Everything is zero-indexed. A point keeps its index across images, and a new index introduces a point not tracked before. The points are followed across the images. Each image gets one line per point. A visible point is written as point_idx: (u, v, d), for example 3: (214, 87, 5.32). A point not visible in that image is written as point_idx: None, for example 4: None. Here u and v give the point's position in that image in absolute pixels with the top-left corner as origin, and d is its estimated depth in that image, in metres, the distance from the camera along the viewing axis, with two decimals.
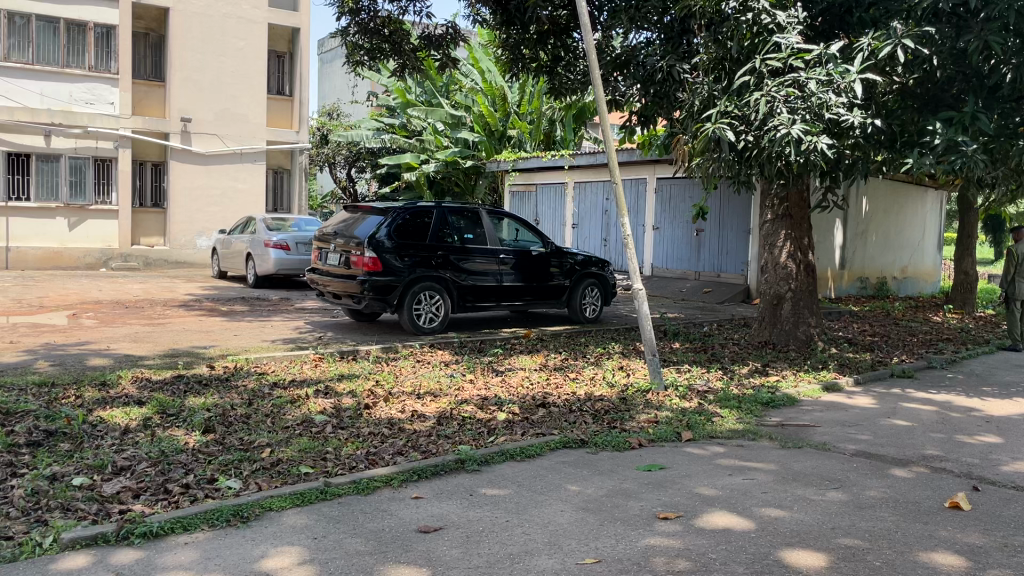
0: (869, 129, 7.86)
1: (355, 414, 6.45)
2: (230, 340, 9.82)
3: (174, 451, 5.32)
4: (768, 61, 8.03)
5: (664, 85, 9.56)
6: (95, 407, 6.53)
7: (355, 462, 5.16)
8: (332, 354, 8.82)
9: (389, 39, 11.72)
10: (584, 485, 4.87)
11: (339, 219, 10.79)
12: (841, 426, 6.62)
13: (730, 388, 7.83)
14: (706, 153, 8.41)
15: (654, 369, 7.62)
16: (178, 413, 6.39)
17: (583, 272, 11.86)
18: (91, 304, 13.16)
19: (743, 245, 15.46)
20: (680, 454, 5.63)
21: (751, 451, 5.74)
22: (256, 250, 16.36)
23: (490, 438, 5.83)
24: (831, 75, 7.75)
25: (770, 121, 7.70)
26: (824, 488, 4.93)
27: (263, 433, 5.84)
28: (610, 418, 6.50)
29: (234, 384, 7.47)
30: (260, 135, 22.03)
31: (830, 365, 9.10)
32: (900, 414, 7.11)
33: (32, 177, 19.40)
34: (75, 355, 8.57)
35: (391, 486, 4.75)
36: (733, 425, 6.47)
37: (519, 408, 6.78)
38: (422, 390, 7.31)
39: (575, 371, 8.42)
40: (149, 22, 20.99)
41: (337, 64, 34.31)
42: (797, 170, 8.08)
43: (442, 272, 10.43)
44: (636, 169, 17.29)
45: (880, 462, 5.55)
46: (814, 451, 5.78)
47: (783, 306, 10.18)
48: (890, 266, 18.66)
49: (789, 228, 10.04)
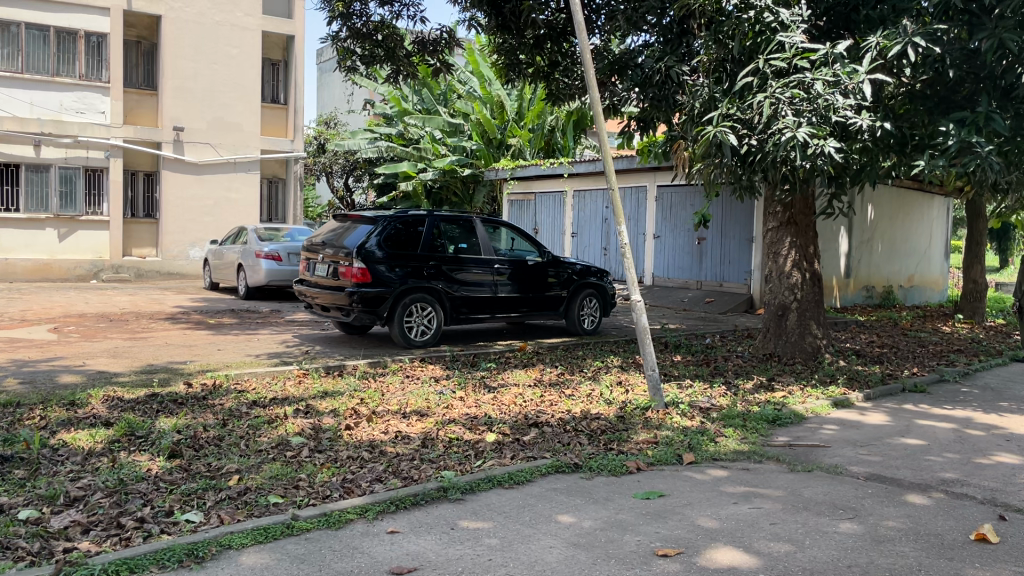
0: (878, 132, 7.47)
1: (335, 435, 6.07)
2: (212, 355, 9.44)
3: (133, 479, 4.91)
4: (772, 61, 7.63)
5: (664, 88, 9.18)
6: (59, 429, 6.14)
7: (329, 491, 4.76)
8: (317, 370, 8.43)
9: (383, 45, 11.30)
10: (578, 515, 4.47)
11: (328, 228, 10.42)
12: (852, 446, 6.23)
13: (734, 404, 7.43)
14: (707, 159, 8.00)
15: (653, 385, 7.18)
16: (147, 435, 6.01)
17: (581, 282, 11.47)
18: (74, 317, 12.76)
19: (745, 254, 15.10)
20: (681, 479, 5.22)
21: (757, 475, 5.34)
22: (246, 261, 16.02)
23: (478, 462, 5.43)
24: (837, 75, 7.37)
25: (775, 124, 7.32)
26: (837, 517, 4.53)
27: (234, 458, 5.45)
28: (606, 439, 6.10)
29: (211, 402, 7.10)
30: (254, 144, 21.70)
31: (838, 379, 8.69)
32: (914, 432, 6.71)
33: (21, 187, 19.05)
34: (47, 373, 8.19)
35: (365, 519, 4.35)
36: (737, 445, 6.06)
37: (510, 428, 6.38)
38: (408, 409, 6.90)
39: (571, 387, 8.02)
40: (141, 30, 20.73)
41: (335, 75, 34.11)
42: (803, 176, 7.69)
43: (435, 282, 10.04)
44: (635, 176, 16.93)
45: (895, 487, 5.15)
46: (825, 475, 5.38)
47: (788, 316, 9.78)
48: (896, 275, 18.27)
49: (793, 235, 9.65)
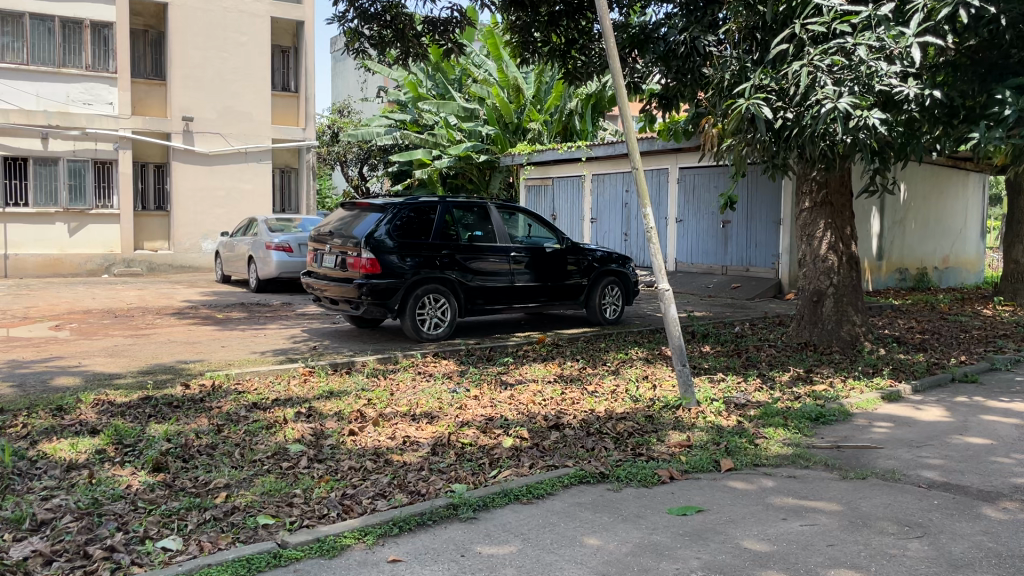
0: (927, 102, 6.83)
1: (337, 442, 5.56)
2: (215, 352, 8.96)
3: (110, 499, 4.42)
4: (810, 26, 7.07)
5: (689, 61, 8.53)
6: (41, 439, 5.67)
7: (326, 510, 4.26)
8: (324, 367, 7.93)
9: (392, 25, 10.73)
10: (606, 537, 3.93)
11: (336, 217, 9.87)
12: (906, 447, 5.64)
13: (772, 399, 6.83)
14: (738, 134, 7.35)
15: (684, 381, 6.61)
16: (135, 444, 5.54)
17: (602, 270, 10.89)
18: (78, 314, 12.32)
19: (773, 237, 14.44)
20: (720, 491, 4.65)
21: (806, 485, 4.77)
22: (257, 253, 15.57)
23: (492, 473, 4.90)
24: (882, 40, 6.75)
25: (813, 96, 6.71)
26: (903, 537, 3.96)
27: (224, 471, 4.94)
28: (634, 443, 5.55)
29: (209, 406, 6.62)
30: (264, 133, 21.24)
31: (882, 370, 8.07)
32: (974, 430, 6.09)
33: (29, 181, 18.69)
34: (40, 375, 7.76)
35: (364, 544, 3.83)
36: (779, 449, 5.48)
37: (529, 431, 5.84)
38: (419, 411, 6.39)
39: (594, 383, 7.47)
40: (148, 19, 20.31)
41: (348, 63, 33.61)
42: (843, 151, 7.05)
43: (448, 273, 9.50)
44: (657, 158, 16.28)
45: (964, 498, 4.56)
46: (881, 483, 4.80)
47: (824, 303, 9.15)
48: (930, 256, 17.54)
49: (829, 217, 9.03)
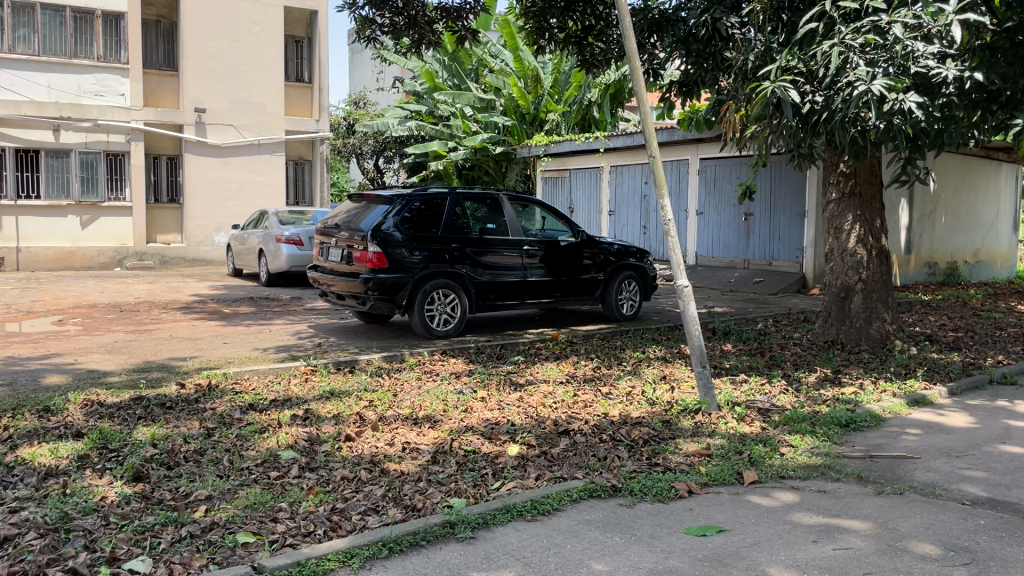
0: (967, 84, 6.35)
1: (332, 449, 5.22)
2: (216, 349, 8.66)
3: (81, 513, 4.09)
4: (841, 3, 6.63)
5: (709, 45, 8.11)
6: (22, 443, 5.36)
7: (311, 527, 3.92)
8: (326, 366, 7.58)
9: (403, 12, 10.34)
10: (616, 562, 3.55)
11: (343, 210, 9.53)
12: (945, 457, 5.21)
13: (798, 404, 6.40)
14: (763, 120, 6.89)
15: (703, 384, 6.17)
16: (119, 450, 5.22)
17: (618, 264, 10.47)
18: (83, 309, 12.05)
19: (796, 229, 13.95)
20: (743, 507, 4.26)
21: (838, 501, 4.36)
22: (267, 246, 15.29)
23: (495, 485, 4.53)
24: (920, 17, 6.28)
25: (844, 77, 6.25)
26: (949, 564, 3.55)
27: (207, 480, 4.61)
28: (649, 451, 5.17)
29: (201, 407, 6.29)
30: (278, 125, 20.95)
31: (915, 371, 7.61)
32: (1017, 438, 5.63)
33: (41, 174, 18.53)
34: (33, 373, 7.48)
35: (349, 569, 3.49)
36: (807, 459, 5.07)
37: (536, 437, 5.47)
38: (421, 414, 6.03)
39: (609, 384, 7.07)
40: (160, 8, 20.06)
41: (365, 53, 33.21)
42: (876, 139, 6.59)
43: (458, 267, 9.14)
44: (677, 148, 15.81)
45: (1014, 517, 4.13)
46: (921, 499, 4.38)
47: (852, 300, 8.69)
48: (960, 249, 16.95)
49: (857, 208, 8.57)
